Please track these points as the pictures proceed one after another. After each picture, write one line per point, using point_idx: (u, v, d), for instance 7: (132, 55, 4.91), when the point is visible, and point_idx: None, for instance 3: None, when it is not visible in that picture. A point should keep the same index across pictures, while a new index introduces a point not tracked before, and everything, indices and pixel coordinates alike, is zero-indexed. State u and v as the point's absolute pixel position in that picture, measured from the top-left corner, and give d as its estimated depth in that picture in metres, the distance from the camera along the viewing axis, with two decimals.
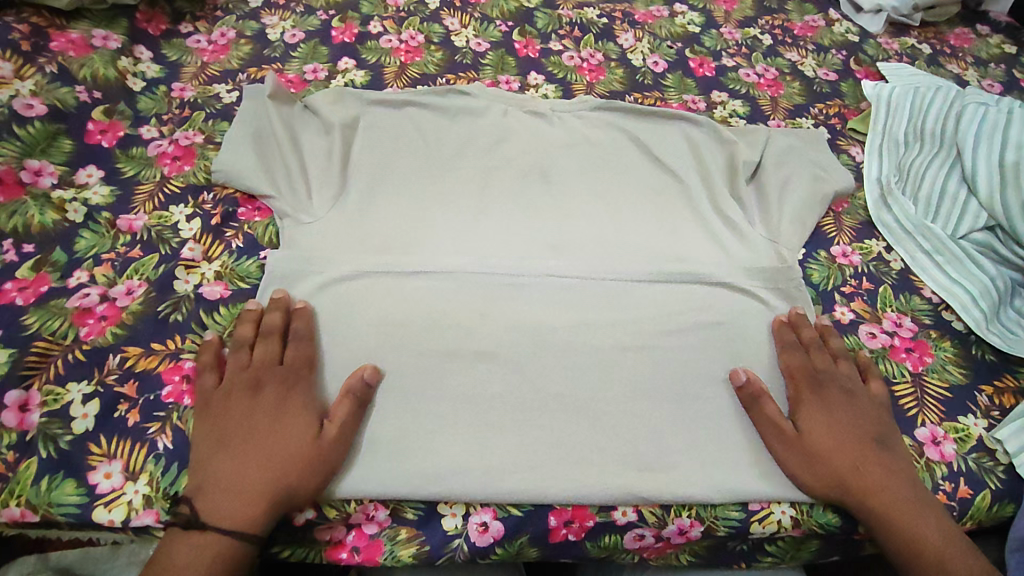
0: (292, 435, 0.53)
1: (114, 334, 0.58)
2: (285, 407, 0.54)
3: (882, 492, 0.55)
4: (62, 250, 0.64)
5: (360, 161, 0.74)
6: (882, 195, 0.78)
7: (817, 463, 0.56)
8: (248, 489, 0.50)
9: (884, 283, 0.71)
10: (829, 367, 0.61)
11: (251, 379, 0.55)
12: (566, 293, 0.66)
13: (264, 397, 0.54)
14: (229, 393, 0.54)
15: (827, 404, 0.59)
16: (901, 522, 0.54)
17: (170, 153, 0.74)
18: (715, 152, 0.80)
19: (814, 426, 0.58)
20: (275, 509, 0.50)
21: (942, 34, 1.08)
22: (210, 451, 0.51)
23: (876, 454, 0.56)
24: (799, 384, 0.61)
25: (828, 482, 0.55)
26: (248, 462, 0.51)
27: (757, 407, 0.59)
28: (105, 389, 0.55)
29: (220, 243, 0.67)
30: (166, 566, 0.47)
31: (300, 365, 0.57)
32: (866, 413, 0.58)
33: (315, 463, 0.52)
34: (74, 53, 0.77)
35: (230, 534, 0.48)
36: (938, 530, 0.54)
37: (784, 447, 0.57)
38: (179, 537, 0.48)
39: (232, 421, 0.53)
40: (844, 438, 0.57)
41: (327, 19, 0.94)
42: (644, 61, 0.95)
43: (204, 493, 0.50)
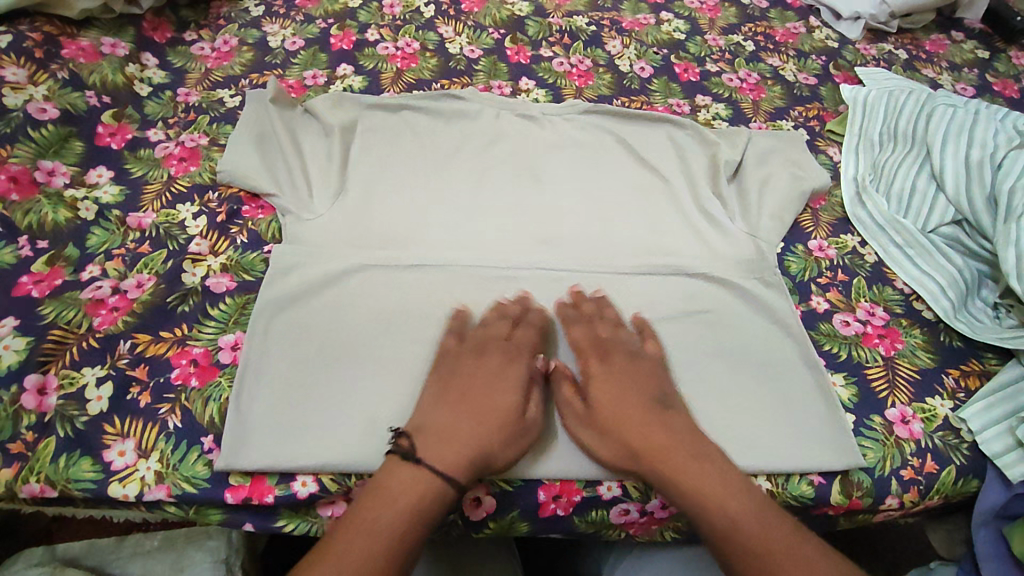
0: (510, 397, 0.58)
1: (125, 323, 0.62)
2: (505, 373, 0.60)
3: (667, 451, 0.55)
4: (75, 245, 0.67)
5: (358, 161, 0.77)
6: (857, 192, 0.82)
7: (609, 434, 0.57)
8: (480, 434, 0.55)
9: (858, 275, 0.75)
10: (611, 333, 0.64)
11: (507, 349, 0.62)
12: (555, 285, 0.70)
13: (491, 361, 0.60)
14: (461, 358, 0.61)
15: (609, 372, 0.61)
16: (699, 485, 0.53)
17: (176, 155, 0.78)
18: (698, 153, 0.84)
19: (605, 395, 0.59)
20: (477, 465, 0.54)
21: (917, 40, 1.12)
22: (439, 404, 0.57)
23: (659, 422, 0.57)
24: (586, 357, 0.63)
25: (618, 453, 0.57)
26: (461, 413, 0.56)
27: (553, 384, 0.62)
28: (117, 373, 0.58)
29: (226, 239, 0.70)
30: (374, 494, 0.51)
31: (525, 343, 0.63)
32: (659, 383, 0.61)
33: (519, 430, 0.57)
34: (84, 60, 0.81)
35: (439, 473, 0.52)
36: (732, 484, 0.54)
37: (573, 424, 0.59)
38: (396, 465, 0.53)
39: (464, 380, 0.59)
40: (614, 401, 0.59)
41: (326, 27, 0.97)
42: (631, 67, 0.99)
43: (424, 434, 0.55)
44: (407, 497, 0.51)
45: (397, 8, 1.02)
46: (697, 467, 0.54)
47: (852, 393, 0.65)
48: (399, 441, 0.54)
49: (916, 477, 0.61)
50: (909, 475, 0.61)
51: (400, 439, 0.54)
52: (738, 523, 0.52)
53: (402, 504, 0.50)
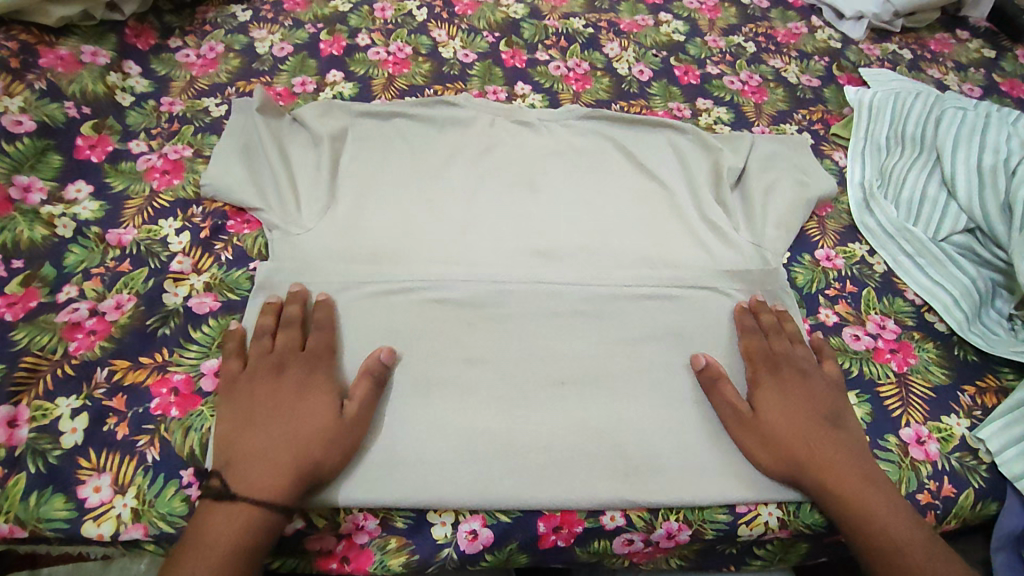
0: (315, 407, 0.55)
1: (103, 348, 0.59)
2: (311, 383, 0.57)
3: (838, 469, 0.56)
4: (51, 265, 0.64)
5: (349, 173, 0.74)
6: (864, 199, 0.79)
7: (779, 445, 0.57)
8: (288, 453, 0.52)
9: (867, 286, 0.72)
10: (786, 348, 0.63)
11: (273, 362, 0.57)
12: (552, 300, 0.67)
13: (290, 373, 0.57)
14: (254, 374, 0.57)
15: (784, 383, 0.61)
16: (871, 506, 0.54)
17: (159, 168, 0.75)
18: (700, 160, 0.81)
19: (772, 408, 0.59)
20: (302, 481, 0.52)
21: (922, 40, 1.09)
22: (236, 430, 0.54)
23: (835, 436, 0.58)
24: (757, 364, 0.63)
25: (786, 465, 0.57)
26: (275, 433, 0.53)
27: (712, 385, 0.61)
28: (93, 403, 0.55)
29: (210, 256, 0.67)
30: (191, 542, 0.48)
31: (322, 349, 0.59)
32: (826, 396, 0.60)
33: (339, 436, 0.54)
34: (63, 69, 0.78)
35: (257, 502, 0.50)
36: (880, 495, 0.55)
37: (738, 429, 0.59)
38: (209, 507, 0.50)
39: (262, 399, 0.55)
40: (801, 414, 0.59)
41: (315, 32, 0.95)
42: (629, 70, 0.97)
43: (234, 463, 0.52)
44: (228, 538, 0.49)
45: (388, 12, 0.99)
46: (872, 486, 0.55)
47: (864, 412, 0.62)
48: (212, 479, 0.51)
49: (933, 502, 0.58)
50: (926, 499, 0.58)
51: (213, 478, 0.51)
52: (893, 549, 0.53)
53: (221, 549, 0.48)
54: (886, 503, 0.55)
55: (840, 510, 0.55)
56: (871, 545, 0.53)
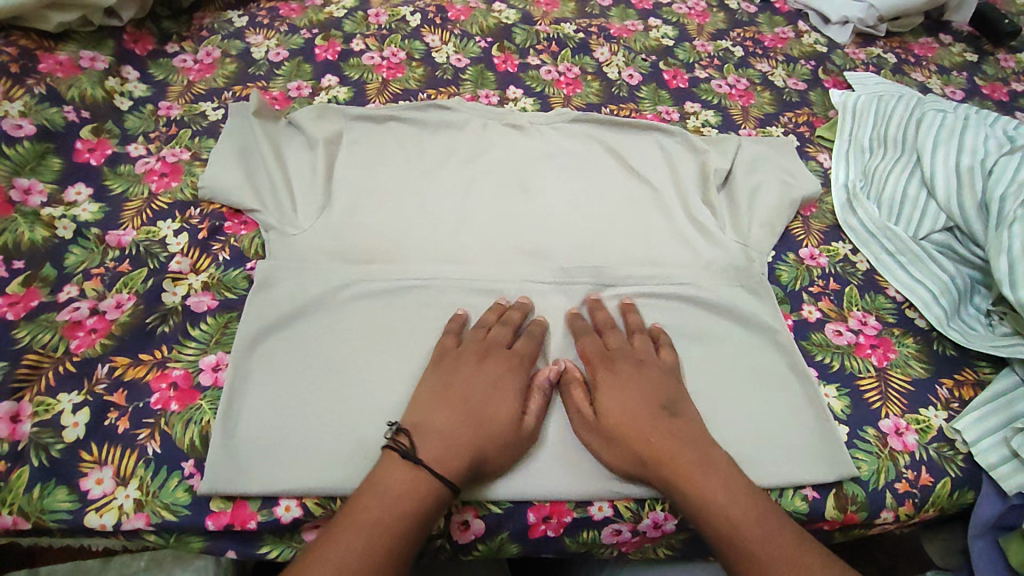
0: (507, 406, 0.57)
1: (103, 345, 0.60)
2: (506, 380, 0.59)
3: (678, 458, 0.53)
4: (52, 265, 0.65)
5: (344, 174, 0.76)
6: (848, 199, 0.81)
7: (619, 441, 0.56)
8: (469, 433, 0.54)
9: (850, 283, 0.74)
10: (622, 345, 0.63)
11: (483, 348, 0.61)
12: (542, 298, 0.68)
13: (491, 363, 0.60)
14: (461, 356, 0.60)
15: (614, 379, 0.60)
16: (711, 496, 0.51)
17: (157, 170, 0.76)
18: (688, 161, 0.83)
19: (613, 405, 0.58)
20: (474, 469, 0.54)
21: (907, 44, 1.12)
22: (425, 403, 0.56)
23: (671, 424, 0.56)
24: (594, 365, 0.62)
25: (630, 459, 0.56)
26: (456, 413, 0.55)
27: (566, 393, 0.61)
28: (94, 399, 0.57)
29: (208, 256, 0.69)
30: (374, 486, 0.50)
31: (527, 353, 0.62)
32: (663, 387, 0.59)
33: (512, 440, 0.56)
34: (62, 75, 0.80)
35: (431, 476, 0.51)
36: (730, 483, 0.52)
37: (586, 434, 0.59)
38: (397, 460, 0.52)
39: (458, 379, 0.58)
40: (634, 405, 0.57)
41: (310, 37, 0.96)
42: (619, 74, 0.99)
43: (423, 434, 0.54)
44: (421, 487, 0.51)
45: (382, 17, 1.01)
46: (715, 470, 0.53)
47: (845, 404, 0.64)
48: (398, 438, 0.53)
49: (912, 490, 0.60)
50: (904, 488, 0.60)
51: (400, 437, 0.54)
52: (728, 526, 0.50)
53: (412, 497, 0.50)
54: (713, 477, 0.52)
55: (691, 509, 0.52)
56: (705, 521, 0.51)
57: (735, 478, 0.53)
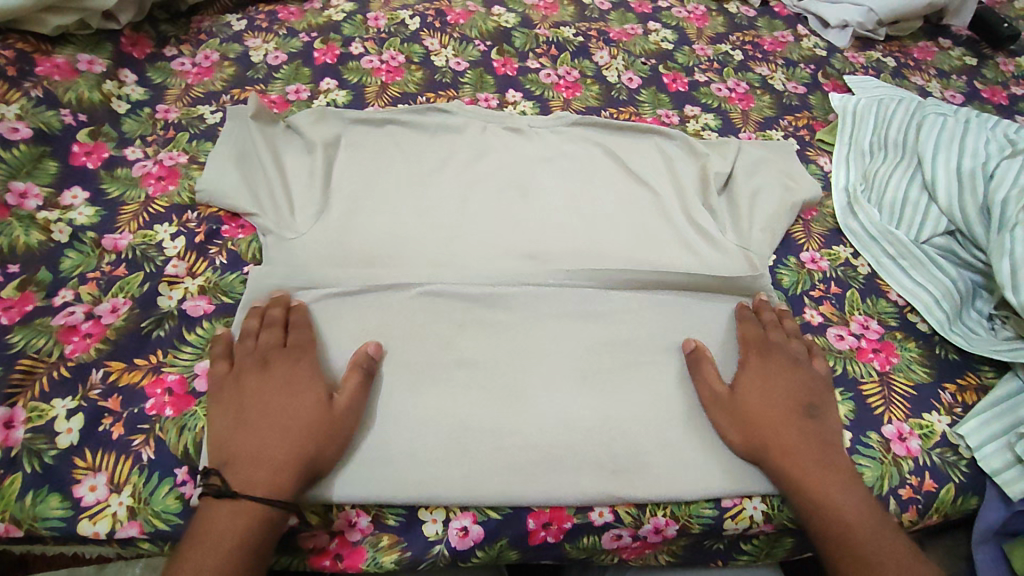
0: (306, 402, 0.56)
1: (99, 350, 0.59)
2: (296, 379, 0.57)
3: (801, 457, 0.57)
4: (47, 269, 0.65)
5: (342, 177, 0.76)
6: (849, 203, 0.81)
7: (750, 426, 0.59)
8: (265, 460, 0.52)
9: (851, 287, 0.74)
10: (782, 338, 0.65)
11: (261, 357, 0.58)
12: (541, 302, 0.68)
13: (276, 368, 0.58)
14: (242, 372, 0.57)
15: (766, 370, 0.62)
16: (831, 498, 0.55)
17: (154, 174, 0.76)
18: (688, 165, 0.83)
19: (752, 388, 0.61)
20: (303, 475, 0.53)
21: (906, 48, 1.12)
22: (230, 426, 0.54)
23: (806, 424, 0.59)
24: (749, 348, 0.64)
25: (751, 445, 0.58)
26: (265, 431, 0.54)
27: (699, 365, 0.64)
28: (88, 404, 0.56)
29: (204, 260, 0.68)
30: (196, 540, 0.49)
31: (303, 344, 0.60)
32: (802, 384, 0.61)
33: (332, 427, 0.55)
34: (59, 78, 0.79)
35: (258, 501, 0.51)
36: (842, 486, 0.56)
37: (713, 407, 0.61)
38: (215, 505, 0.51)
39: (248, 396, 0.55)
40: (784, 400, 0.60)
41: (309, 41, 0.96)
42: (619, 78, 0.98)
43: (235, 461, 0.52)
44: (240, 534, 0.50)
45: (381, 21, 1.01)
46: (833, 471, 0.57)
47: (848, 409, 0.63)
48: (210, 480, 0.52)
49: (915, 496, 0.60)
50: (907, 494, 0.60)
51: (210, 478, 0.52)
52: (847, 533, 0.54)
53: (226, 547, 0.49)
54: (841, 487, 0.56)
55: (807, 506, 0.56)
56: (819, 519, 0.55)
57: (853, 489, 0.56)
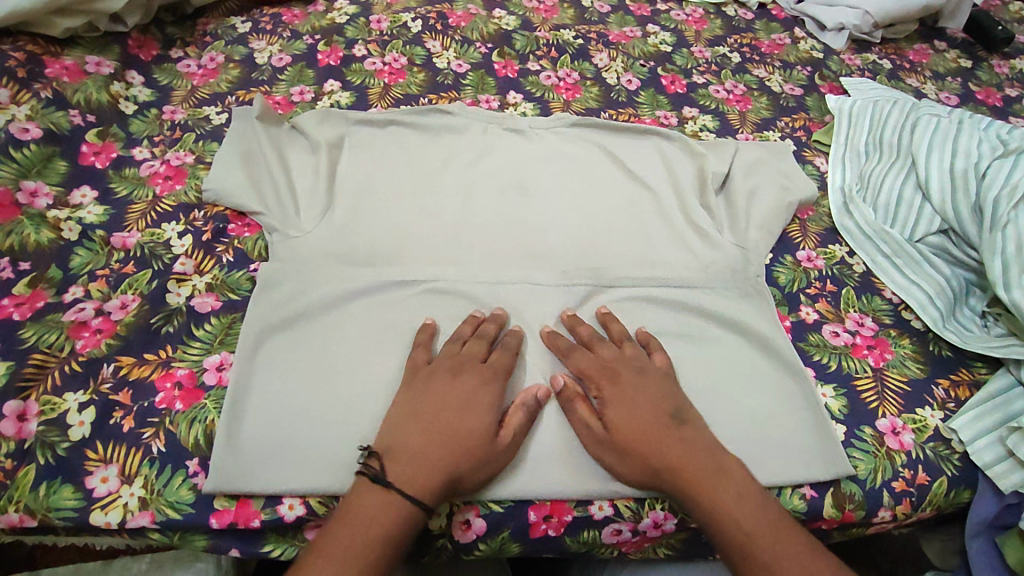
0: (480, 421, 0.56)
1: (109, 345, 0.61)
2: (481, 394, 0.58)
3: (687, 467, 0.54)
4: (57, 267, 0.66)
5: (347, 177, 0.77)
6: (844, 203, 0.82)
7: (626, 455, 0.56)
8: (439, 454, 0.53)
9: (847, 285, 0.75)
10: (612, 353, 0.63)
11: (455, 364, 0.60)
12: (542, 299, 0.69)
13: (466, 377, 0.59)
14: (433, 373, 0.59)
15: (622, 392, 0.59)
16: (722, 507, 0.52)
17: (161, 174, 0.77)
18: (686, 165, 0.84)
19: (620, 418, 0.57)
20: (449, 487, 0.53)
21: (901, 50, 1.13)
22: (400, 425, 0.55)
23: (682, 434, 0.56)
24: (598, 376, 0.61)
25: (643, 472, 0.56)
26: (422, 432, 0.54)
27: (568, 407, 0.61)
28: (99, 398, 0.57)
29: (211, 258, 0.69)
30: (347, 517, 0.50)
31: (502, 365, 0.61)
32: (665, 393, 0.59)
33: (490, 454, 0.55)
34: (68, 79, 0.81)
35: (408, 498, 0.51)
36: (741, 493, 0.53)
37: (596, 447, 0.58)
38: (364, 487, 0.51)
39: (434, 399, 0.57)
40: (651, 413, 0.57)
41: (313, 43, 0.98)
42: (618, 80, 1.00)
43: (396, 457, 0.53)
44: (392, 526, 0.49)
45: (384, 24, 1.02)
46: (722, 478, 0.54)
47: (842, 404, 0.65)
48: (370, 463, 0.53)
49: (908, 489, 0.61)
50: (901, 487, 0.61)
51: (371, 461, 0.53)
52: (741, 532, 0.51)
53: (378, 532, 0.49)
54: (728, 488, 0.53)
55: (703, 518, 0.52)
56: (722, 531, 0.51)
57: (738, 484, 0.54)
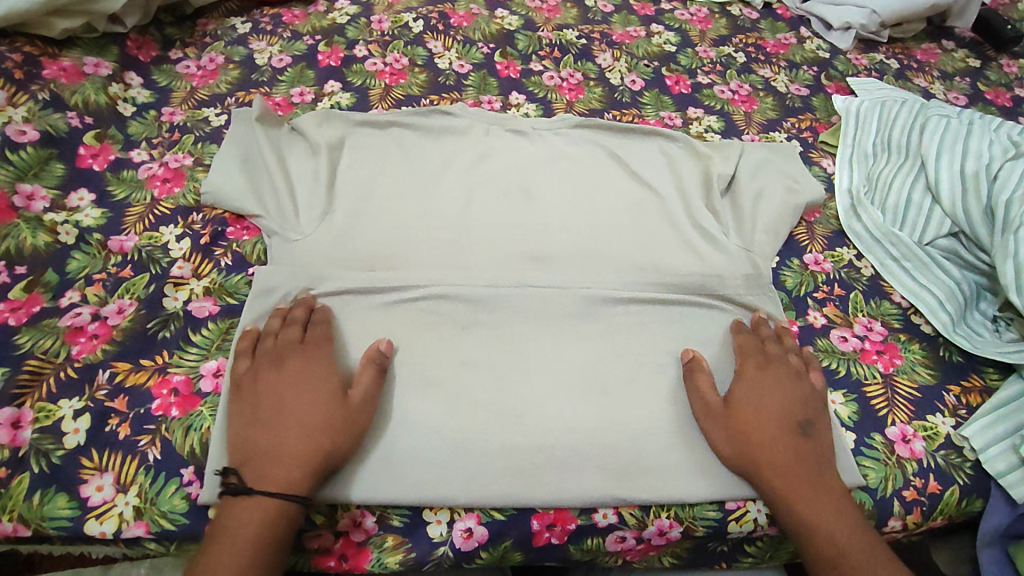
0: (311, 397, 0.56)
1: (105, 351, 0.60)
2: (309, 373, 0.57)
3: (793, 472, 0.56)
4: (54, 271, 0.65)
5: (346, 179, 0.76)
6: (852, 205, 0.81)
7: (744, 436, 0.58)
8: (289, 455, 0.53)
9: (855, 289, 0.74)
10: (779, 351, 0.65)
11: (273, 355, 0.58)
12: (544, 303, 0.68)
13: (292, 365, 0.58)
14: (257, 370, 0.58)
15: (758, 377, 0.62)
16: (819, 513, 0.54)
17: (160, 176, 0.76)
18: (691, 166, 0.84)
19: (751, 404, 0.60)
20: (315, 466, 0.53)
21: (909, 49, 1.12)
22: (244, 425, 0.54)
23: (801, 441, 0.58)
24: (744, 357, 0.64)
25: (744, 456, 0.57)
26: (272, 431, 0.54)
27: (694, 376, 0.62)
28: (95, 405, 0.56)
29: (210, 262, 0.69)
30: (218, 534, 0.49)
31: (322, 339, 0.61)
32: (802, 399, 0.61)
33: (348, 424, 0.55)
34: (66, 81, 0.80)
35: (275, 495, 0.51)
36: (839, 506, 0.55)
37: (707, 419, 0.60)
38: (230, 502, 0.51)
39: (264, 398, 0.56)
40: (776, 408, 0.59)
41: (313, 43, 0.97)
42: (622, 80, 0.99)
43: (251, 462, 0.52)
44: (252, 530, 0.49)
45: (385, 24, 1.01)
46: (822, 488, 0.56)
47: (851, 411, 0.63)
48: (225, 478, 0.52)
49: (919, 498, 0.60)
50: (912, 496, 0.60)
51: (227, 477, 0.52)
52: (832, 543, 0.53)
53: (247, 539, 0.49)
54: (829, 499, 0.55)
55: (790, 520, 0.55)
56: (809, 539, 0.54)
57: (842, 502, 0.56)
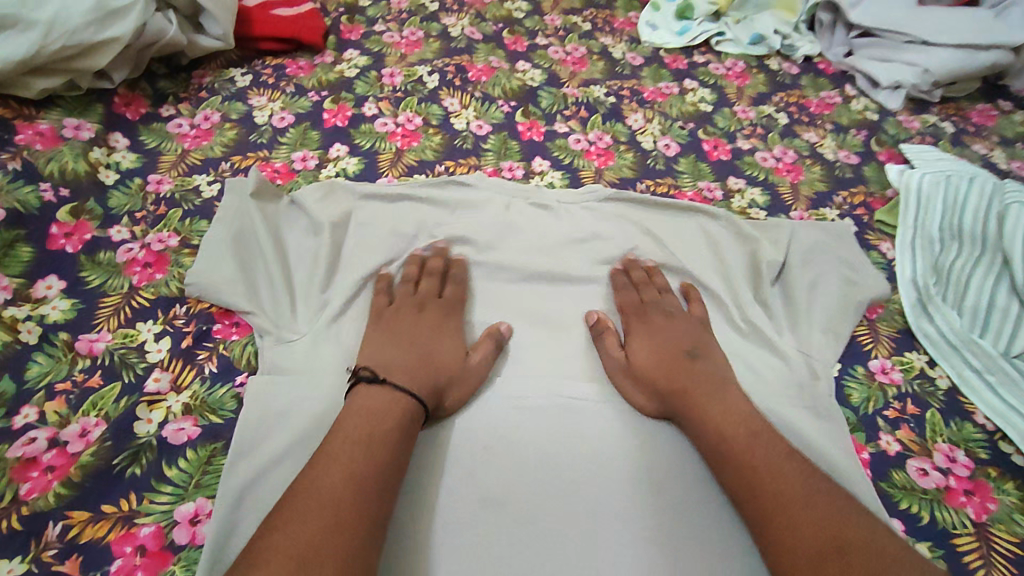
0: (449, 346, 0.63)
1: (58, 495, 0.50)
2: (443, 328, 0.65)
3: (693, 390, 0.60)
4: (9, 378, 0.56)
5: (350, 266, 0.69)
6: (920, 300, 0.72)
7: (643, 377, 0.63)
8: (431, 371, 0.60)
9: (931, 406, 0.64)
10: (655, 297, 0.69)
11: (417, 302, 0.66)
12: (575, 423, 0.61)
13: (429, 314, 0.66)
14: (400, 309, 0.66)
15: (648, 325, 0.67)
16: (715, 420, 0.58)
17: (140, 260, 0.68)
18: (735, 251, 0.77)
19: (641, 346, 0.65)
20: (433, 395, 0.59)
21: (963, 110, 1.03)
22: (381, 345, 0.62)
23: (692, 366, 0.63)
24: (627, 315, 0.68)
25: (655, 394, 0.62)
26: (405, 351, 0.62)
27: (597, 336, 0.67)
28: (39, 570, 0.47)
29: (191, 369, 0.60)
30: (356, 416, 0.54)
31: (457, 301, 0.68)
32: (684, 334, 0.66)
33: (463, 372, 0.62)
34: (42, 147, 0.72)
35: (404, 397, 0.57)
36: (740, 417, 0.58)
37: (619, 375, 0.64)
38: (364, 393, 0.56)
39: (404, 327, 0.64)
40: (661, 349, 0.64)
41: (319, 100, 0.89)
42: (655, 144, 0.90)
43: (385, 370, 0.59)
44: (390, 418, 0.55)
45: (397, 78, 0.93)
46: (718, 396, 0.60)
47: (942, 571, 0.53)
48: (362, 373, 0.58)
49: None
50: None
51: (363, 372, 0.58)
52: (766, 486, 0.53)
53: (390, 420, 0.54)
54: (715, 406, 0.59)
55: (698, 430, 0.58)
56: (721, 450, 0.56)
57: (734, 405, 0.59)
